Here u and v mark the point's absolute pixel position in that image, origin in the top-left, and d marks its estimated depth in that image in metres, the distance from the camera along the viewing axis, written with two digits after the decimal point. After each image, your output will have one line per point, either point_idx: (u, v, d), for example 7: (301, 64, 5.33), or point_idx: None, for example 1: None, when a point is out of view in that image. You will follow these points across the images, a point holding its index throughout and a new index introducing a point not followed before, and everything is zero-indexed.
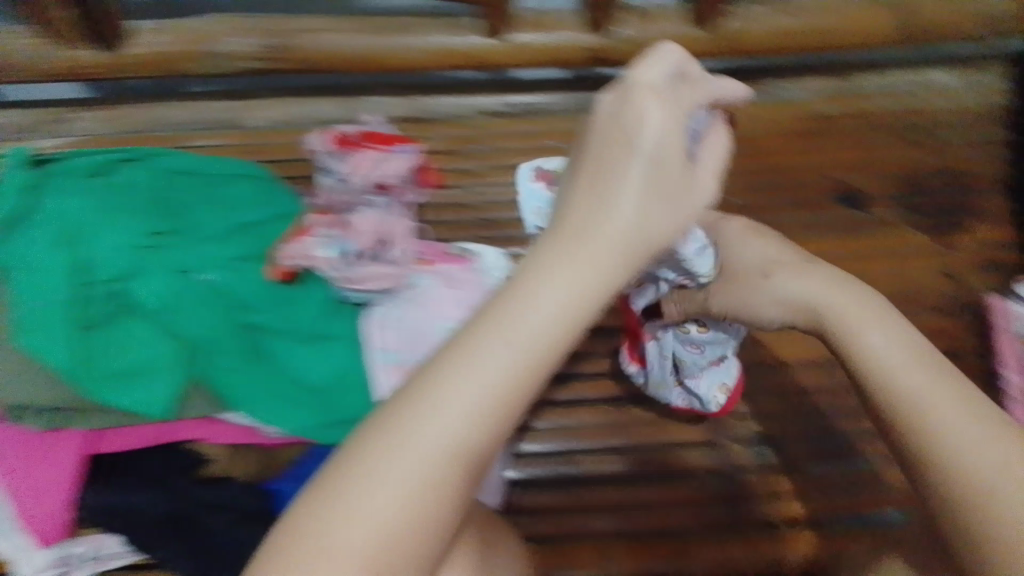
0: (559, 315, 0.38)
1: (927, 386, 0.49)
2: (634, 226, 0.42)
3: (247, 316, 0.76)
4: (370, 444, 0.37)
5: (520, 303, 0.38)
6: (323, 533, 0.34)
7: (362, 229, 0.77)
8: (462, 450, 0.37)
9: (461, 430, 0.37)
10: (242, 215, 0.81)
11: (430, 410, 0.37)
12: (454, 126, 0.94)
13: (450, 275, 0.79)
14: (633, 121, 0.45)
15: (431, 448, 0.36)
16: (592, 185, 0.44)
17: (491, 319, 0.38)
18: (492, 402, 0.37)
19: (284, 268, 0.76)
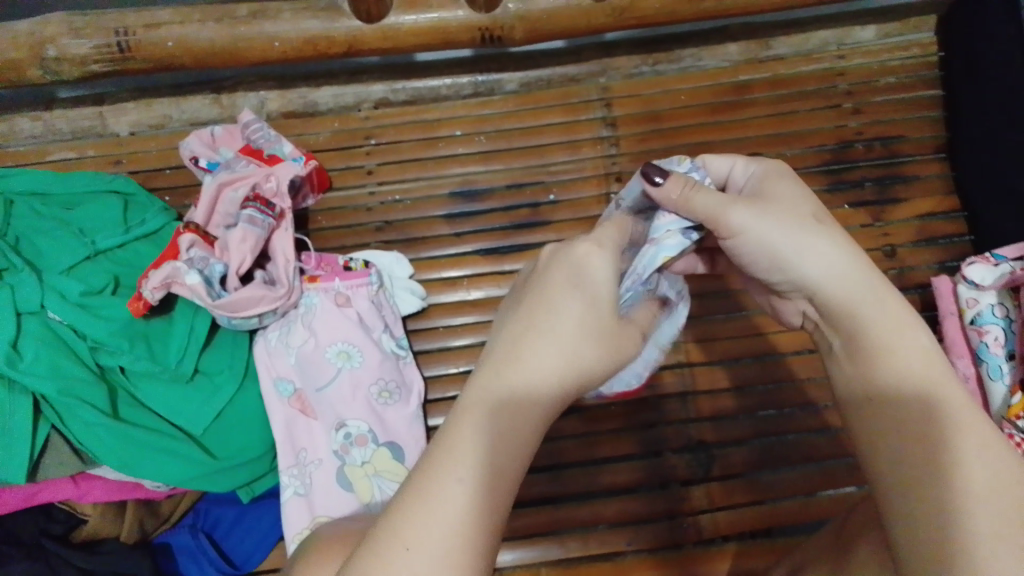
0: (551, 382, 0.40)
1: (851, 284, 0.44)
2: (569, 359, 0.41)
3: (108, 357, 0.63)
4: (412, 520, 0.35)
5: (513, 367, 0.40)
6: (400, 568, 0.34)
7: (236, 249, 0.68)
8: (491, 503, 0.36)
9: (482, 477, 0.37)
10: (105, 238, 0.70)
11: (456, 477, 0.36)
12: (345, 122, 0.85)
13: (346, 294, 0.71)
14: (569, 264, 0.43)
15: (462, 505, 0.36)
16: (552, 316, 0.41)
17: (490, 380, 0.40)
18: (514, 451, 0.38)
19: (140, 298, 0.64)
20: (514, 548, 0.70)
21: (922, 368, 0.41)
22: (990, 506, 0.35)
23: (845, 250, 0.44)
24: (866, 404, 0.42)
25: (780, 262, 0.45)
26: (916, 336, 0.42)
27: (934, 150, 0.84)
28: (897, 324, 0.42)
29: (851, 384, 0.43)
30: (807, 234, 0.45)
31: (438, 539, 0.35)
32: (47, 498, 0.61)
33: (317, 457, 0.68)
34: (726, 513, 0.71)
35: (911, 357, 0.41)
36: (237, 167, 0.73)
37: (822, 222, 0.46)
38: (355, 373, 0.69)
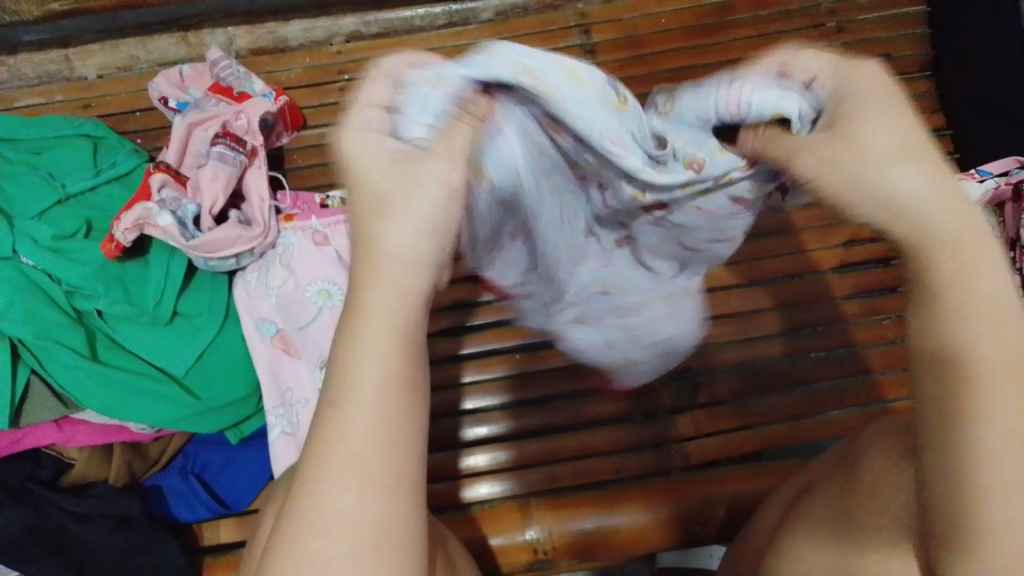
0: (405, 271, 0.28)
1: (933, 191, 0.28)
2: (406, 245, 0.28)
3: (84, 301, 0.63)
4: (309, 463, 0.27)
5: (360, 303, 0.28)
6: (303, 538, 0.26)
7: (208, 188, 0.67)
8: (385, 453, 0.27)
9: (383, 400, 0.27)
10: (75, 182, 0.68)
11: (344, 416, 0.27)
12: (318, 58, 0.82)
13: (323, 232, 0.70)
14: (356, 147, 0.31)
15: (357, 446, 0.27)
16: (377, 184, 0.29)
17: (355, 319, 0.28)
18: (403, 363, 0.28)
19: (113, 240, 0.63)
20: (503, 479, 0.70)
21: (992, 289, 0.27)
22: (1011, 466, 0.26)
23: (934, 177, 0.28)
24: (943, 364, 0.27)
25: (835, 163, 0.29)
26: (970, 246, 0.27)
27: (919, 69, 0.83)
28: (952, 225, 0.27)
29: (924, 326, 0.27)
30: (917, 157, 0.28)
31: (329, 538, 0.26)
32: (32, 444, 0.61)
33: (304, 412, 0.67)
34: (714, 437, 0.71)
35: (968, 284, 0.27)
36: (207, 107, 0.71)
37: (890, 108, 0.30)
38: (337, 312, 0.69)
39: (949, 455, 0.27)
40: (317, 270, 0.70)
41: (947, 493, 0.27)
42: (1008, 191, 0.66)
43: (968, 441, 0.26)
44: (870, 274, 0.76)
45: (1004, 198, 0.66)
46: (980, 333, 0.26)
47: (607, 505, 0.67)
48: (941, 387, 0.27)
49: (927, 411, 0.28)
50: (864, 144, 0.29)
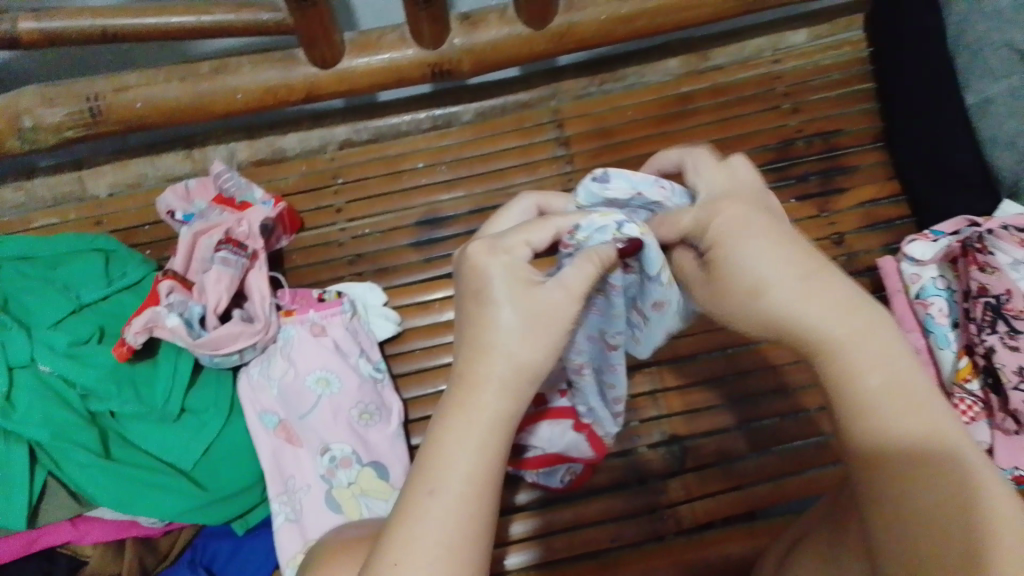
0: (508, 398, 0.40)
1: (817, 311, 0.40)
2: (519, 366, 0.40)
3: (97, 403, 0.67)
4: (403, 537, 0.37)
5: (470, 388, 0.40)
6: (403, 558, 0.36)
7: (213, 290, 0.71)
8: (470, 515, 0.38)
9: (464, 494, 0.38)
10: (89, 292, 0.73)
11: (430, 511, 0.37)
12: (312, 164, 0.89)
13: (321, 324, 0.74)
14: (483, 278, 0.41)
15: (443, 516, 0.37)
16: (514, 312, 0.40)
17: (459, 397, 0.40)
18: (485, 471, 0.39)
19: (124, 343, 0.68)
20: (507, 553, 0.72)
21: (917, 412, 0.38)
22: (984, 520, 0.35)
23: (808, 292, 0.40)
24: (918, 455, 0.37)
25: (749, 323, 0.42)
26: (866, 379, 0.39)
27: (873, 140, 0.89)
28: (872, 361, 0.39)
29: (867, 424, 0.38)
30: (776, 283, 0.41)
31: (424, 553, 0.36)
32: (48, 543, 0.64)
33: (307, 498, 0.70)
34: (705, 501, 0.73)
35: (890, 405, 0.38)
36: (211, 216, 0.77)
37: (802, 268, 0.41)
38: (335, 399, 0.73)
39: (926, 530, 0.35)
40: (317, 360, 0.74)
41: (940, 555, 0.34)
42: (959, 247, 0.71)
43: (953, 499, 0.35)
44: None
45: (955, 254, 0.71)
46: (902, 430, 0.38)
47: None
48: (899, 472, 0.37)
49: (876, 496, 0.38)
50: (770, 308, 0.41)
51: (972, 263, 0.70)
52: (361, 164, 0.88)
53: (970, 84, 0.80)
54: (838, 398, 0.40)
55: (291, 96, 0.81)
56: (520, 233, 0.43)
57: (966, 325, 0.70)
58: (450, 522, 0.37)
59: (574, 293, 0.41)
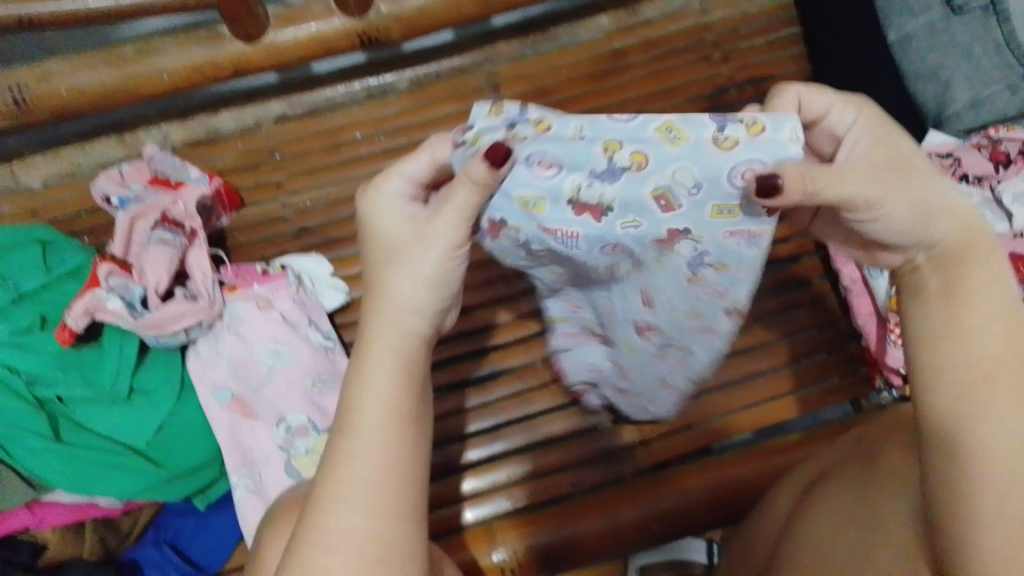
0: (409, 323, 0.44)
1: (955, 232, 0.43)
2: (414, 292, 0.43)
3: (45, 389, 0.68)
4: (333, 471, 0.41)
5: (377, 323, 0.44)
6: (331, 499, 0.40)
7: (153, 270, 0.71)
8: (388, 442, 0.41)
9: (384, 418, 0.42)
10: (29, 281, 0.72)
11: (351, 440, 0.41)
12: (249, 142, 0.89)
13: (267, 297, 0.75)
14: (373, 222, 0.45)
15: (364, 445, 0.41)
16: (396, 243, 0.44)
17: (372, 334, 0.44)
18: (396, 393, 0.42)
19: (66, 328, 0.68)
20: (471, 508, 0.73)
21: (994, 345, 0.41)
22: (998, 471, 0.39)
23: (956, 213, 0.43)
24: (956, 410, 0.41)
25: (922, 222, 0.42)
26: (976, 301, 0.42)
27: (800, 83, 0.91)
28: (980, 292, 0.42)
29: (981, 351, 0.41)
30: (925, 181, 0.42)
31: (347, 485, 0.40)
32: (8, 529, 0.64)
33: (268, 469, 0.71)
34: (660, 442, 0.76)
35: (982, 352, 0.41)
36: (147, 199, 0.76)
37: (899, 170, 0.42)
38: (288, 370, 0.73)
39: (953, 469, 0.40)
40: (267, 334, 0.74)
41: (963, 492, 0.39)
42: None
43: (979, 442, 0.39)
44: (784, 269, 0.81)
45: None
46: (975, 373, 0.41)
47: (565, 517, 0.71)
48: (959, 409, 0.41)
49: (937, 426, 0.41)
50: (930, 201, 0.42)
51: None
52: (300, 139, 0.88)
53: (890, 21, 0.80)
54: (941, 311, 0.43)
55: (220, 73, 0.81)
56: (394, 168, 0.45)
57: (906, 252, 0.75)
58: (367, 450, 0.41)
59: (442, 217, 0.43)
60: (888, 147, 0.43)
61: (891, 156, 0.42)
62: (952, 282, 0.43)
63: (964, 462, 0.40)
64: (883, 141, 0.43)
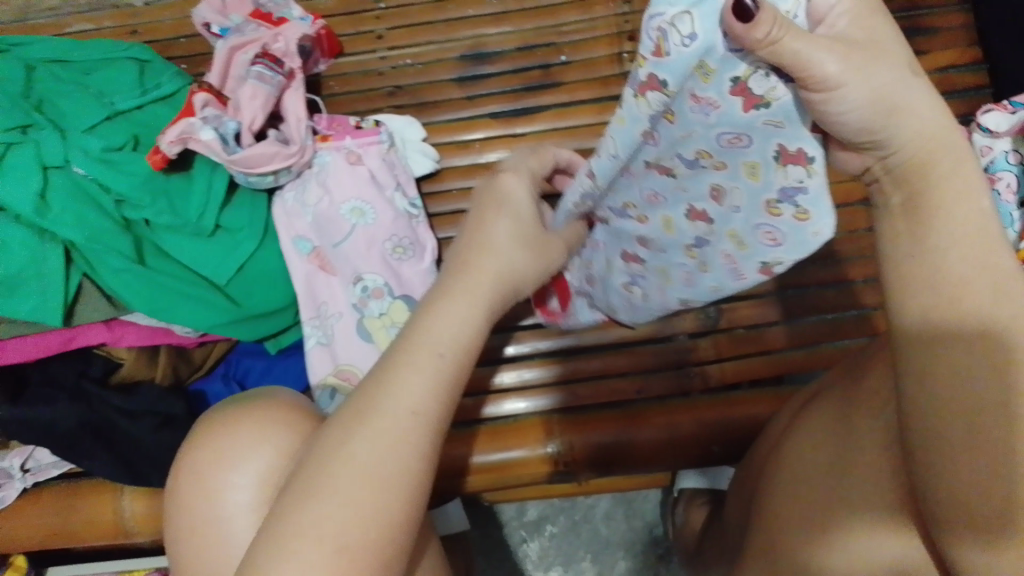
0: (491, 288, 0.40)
1: (938, 124, 0.32)
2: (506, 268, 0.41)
3: (133, 211, 0.67)
4: (391, 386, 0.36)
5: (466, 274, 0.40)
6: (377, 421, 0.35)
7: (248, 107, 0.70)
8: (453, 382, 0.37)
9: (456, 360, 0.37)
10: (124, 100, 0.71)
11: (419, 361, 0.36)
12: None
13: (357, 152, 0.73)
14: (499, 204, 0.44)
15: (435, 374, 0.36)
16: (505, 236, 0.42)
17: (456, 285, 0.39)
18: (470, 336, 0.38)
19: (158, 152, 0.67)
20: (526, 397, 0.73)
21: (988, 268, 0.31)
22: None
23: (937, 101, 0.32)
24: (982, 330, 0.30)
25: (893, 115, 0.31)
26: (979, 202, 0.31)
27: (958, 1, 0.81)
28: (976, 187, 0.32)
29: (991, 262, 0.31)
30: (919, 78, 0.32)
31: (407, 413, 0.35)
32: (84, 343, 0.66)
33: (338, 326, 0.70)
34: (735, 363, 0.73)
35: (984, 254, 0.31)
36: (247, 31, 0.74)
37: (886, 53, 0.31)
38: (369, 230, 0.72)
39: (950, 414, 0.31)
40: (353, 190, 0.72)
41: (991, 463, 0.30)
42: None
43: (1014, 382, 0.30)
44: None
45: None
46: (977, 282, 0.31)
47: (624, 421, 0.69)
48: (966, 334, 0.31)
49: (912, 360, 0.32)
50: (914, 99, 0.31)
51: None
52: None
53: None
54: (929, 229, 0.32)
55: None
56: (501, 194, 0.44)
57: None
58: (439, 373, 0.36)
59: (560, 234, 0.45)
60: (873, 17, 0.32)
61: (878, 31, 0.32)
62: (952, 186, 0.32)
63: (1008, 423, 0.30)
64: (861, 22, 0.32)
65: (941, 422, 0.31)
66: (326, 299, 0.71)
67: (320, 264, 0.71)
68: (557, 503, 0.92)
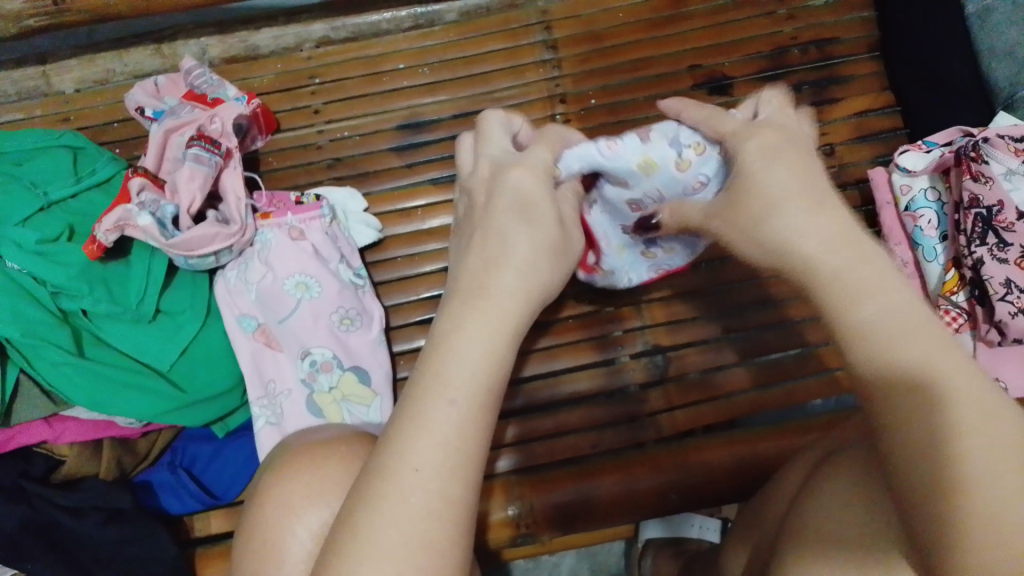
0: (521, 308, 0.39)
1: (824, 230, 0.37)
2: (522, 269, 0.40)
3: (70, 301, 0.65)
4: (412, 444, 0.34)
5: (483, 297, 0.39)
6: (407, 491, 0.33)
7: (185, 189, 0.69)
8: (478, 429, 0.35)
9: (479, 403, 0.35)
10: (58, 189, 0.70)
11: (440, 410, 0.35)
12: (288, 63, 0.85)
13: (299, 227, 0.73)
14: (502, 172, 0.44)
15: (457, 423, 0.35)
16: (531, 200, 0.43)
17: (473, 311, 0.38)
18: (493, 378, 0.37)
19: (95, 241, 0.66)
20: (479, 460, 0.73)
21: (918, 339, 0.32)
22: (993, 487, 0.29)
23: (823, 215, 0.38)
24: (895, 402, 0.32)
25: (758, 226, 0.40)
26: (899, 288, 0.34)
27: (867, 50, 0.86)
28: (876, 280, 0.34)
29: (915, 336, 0.33)
30: (808, 203, 0.38)
31: (438, 472, 0.33)
32: (23, 442, 0.63)
33: (289, 403, 0.69)
34: (689, 410, 0.74)
35: (890, 331, 0.33)
36: (182, 113, 0.74)
37: (816, 189, 0.39)
38: (316, 303, 0.72)
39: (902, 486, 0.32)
40: (297, 263, 0.72)
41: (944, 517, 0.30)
42: (951, 158, 0.72)
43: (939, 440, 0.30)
44: None
45: (948, 165, 0.72)
46: (911, 352, 0.32)
47: (584, 477, 0.69)
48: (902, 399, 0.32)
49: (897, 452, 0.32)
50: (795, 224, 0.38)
51: (965, 172, 0.69)
52: (340, 65, 0.84)
53: None
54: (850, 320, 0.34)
55: None
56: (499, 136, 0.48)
57: (955, 236, 0.71)
58: (455, 416, 0.35)
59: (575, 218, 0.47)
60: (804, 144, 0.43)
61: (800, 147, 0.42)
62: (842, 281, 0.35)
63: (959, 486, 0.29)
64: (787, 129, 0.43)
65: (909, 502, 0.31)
66: (276, 372, 0.70)
67: (266, 339, 0.71)
68: (522, 564, 0.90)
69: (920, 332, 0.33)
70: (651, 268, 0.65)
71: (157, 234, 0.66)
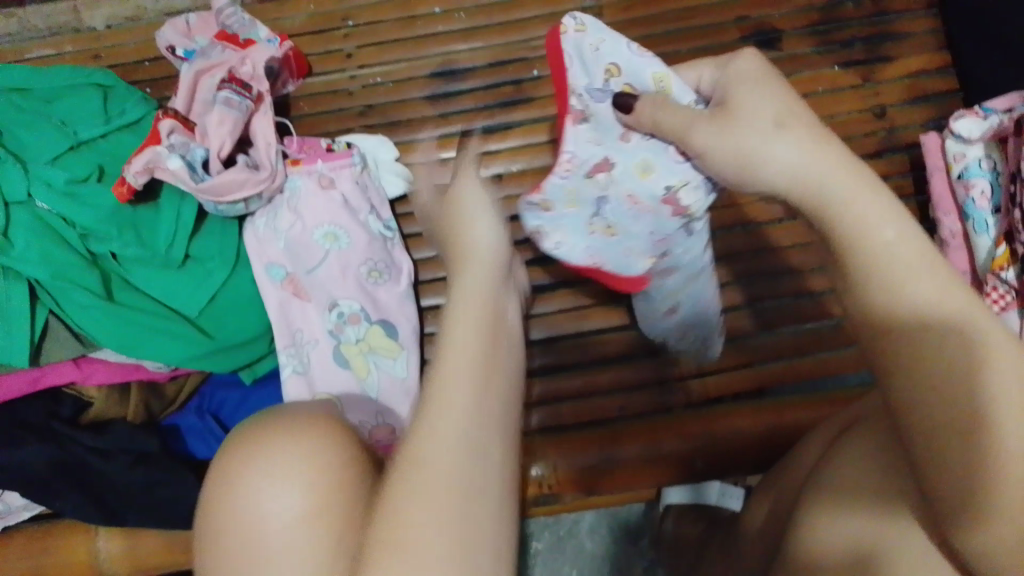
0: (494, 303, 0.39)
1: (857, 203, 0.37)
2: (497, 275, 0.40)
3: (99, 244, 0.65)
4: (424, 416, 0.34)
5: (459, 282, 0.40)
6: (419, 462, 0.33)
7: (215, 133, 0.68)
8: (483, 412, 0.35)
9: (478, 386, 0.35)
10: (87, 129, 0.69)
11: (440, 395, 0.35)
12: (321, 4, 0.83)
13: (329, 176, 0.71)
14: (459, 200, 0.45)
15: (462, 407, 0.34)
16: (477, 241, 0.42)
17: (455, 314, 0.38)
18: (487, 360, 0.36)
19: (124, 184, 0.65)
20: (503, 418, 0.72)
21: (951, 303, 0.33)
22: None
23: (856, 182, 0.38)
24: (924, 346, 0.33)
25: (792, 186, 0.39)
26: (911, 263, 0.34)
27: (927, 6, 0.81)
28: (906, 253, 0.35)
29: (951, 294, 0.34)
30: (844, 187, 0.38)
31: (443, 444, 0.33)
32: (53, 382, 0.64)
33: (316, 354, 0.69)
34: (719, 376, 0.72)
35: (925, 289, 0.34)
36: (212, 54, 0.72)
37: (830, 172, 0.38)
38: (344, 255, 0.71)
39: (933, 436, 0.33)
40: (327, 213, 0.71)
41: (976, 467, 0.32)
42: (1010, 126, 0.68)
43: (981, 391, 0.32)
44: None
45: (1007, 132, 0.68)
46: (943, 305, 0.33)
47: (610, 441, 0.68)
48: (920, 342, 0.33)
49: (911, 393, 0.33)
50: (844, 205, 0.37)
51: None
52: (373, 7, 0.82)
53: None
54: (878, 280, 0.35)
55: None
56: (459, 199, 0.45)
57: (1009, 210, 0.68)
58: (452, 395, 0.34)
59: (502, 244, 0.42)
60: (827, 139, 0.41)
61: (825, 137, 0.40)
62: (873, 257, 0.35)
63: (990, 429, 0.31)
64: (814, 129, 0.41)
65: (933, 448, 0.33)
66: (303, 322, 0.70)
67: (293, 289, 0.70)
68: (543, 520, 0.91)
69: (958, 295, 0.34)
70: (587, 249, 0.59)
71: (187, 179, 0.65)
